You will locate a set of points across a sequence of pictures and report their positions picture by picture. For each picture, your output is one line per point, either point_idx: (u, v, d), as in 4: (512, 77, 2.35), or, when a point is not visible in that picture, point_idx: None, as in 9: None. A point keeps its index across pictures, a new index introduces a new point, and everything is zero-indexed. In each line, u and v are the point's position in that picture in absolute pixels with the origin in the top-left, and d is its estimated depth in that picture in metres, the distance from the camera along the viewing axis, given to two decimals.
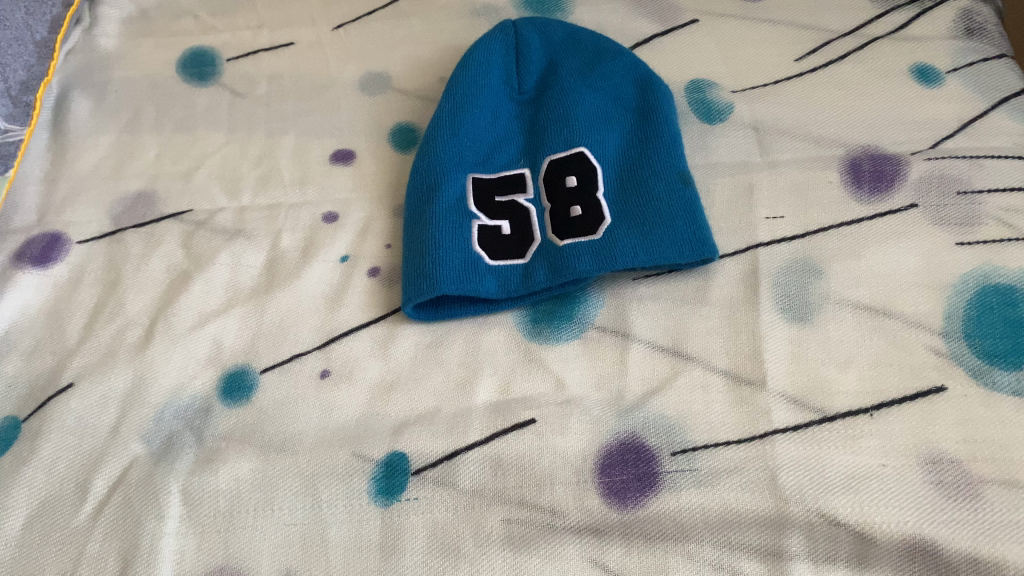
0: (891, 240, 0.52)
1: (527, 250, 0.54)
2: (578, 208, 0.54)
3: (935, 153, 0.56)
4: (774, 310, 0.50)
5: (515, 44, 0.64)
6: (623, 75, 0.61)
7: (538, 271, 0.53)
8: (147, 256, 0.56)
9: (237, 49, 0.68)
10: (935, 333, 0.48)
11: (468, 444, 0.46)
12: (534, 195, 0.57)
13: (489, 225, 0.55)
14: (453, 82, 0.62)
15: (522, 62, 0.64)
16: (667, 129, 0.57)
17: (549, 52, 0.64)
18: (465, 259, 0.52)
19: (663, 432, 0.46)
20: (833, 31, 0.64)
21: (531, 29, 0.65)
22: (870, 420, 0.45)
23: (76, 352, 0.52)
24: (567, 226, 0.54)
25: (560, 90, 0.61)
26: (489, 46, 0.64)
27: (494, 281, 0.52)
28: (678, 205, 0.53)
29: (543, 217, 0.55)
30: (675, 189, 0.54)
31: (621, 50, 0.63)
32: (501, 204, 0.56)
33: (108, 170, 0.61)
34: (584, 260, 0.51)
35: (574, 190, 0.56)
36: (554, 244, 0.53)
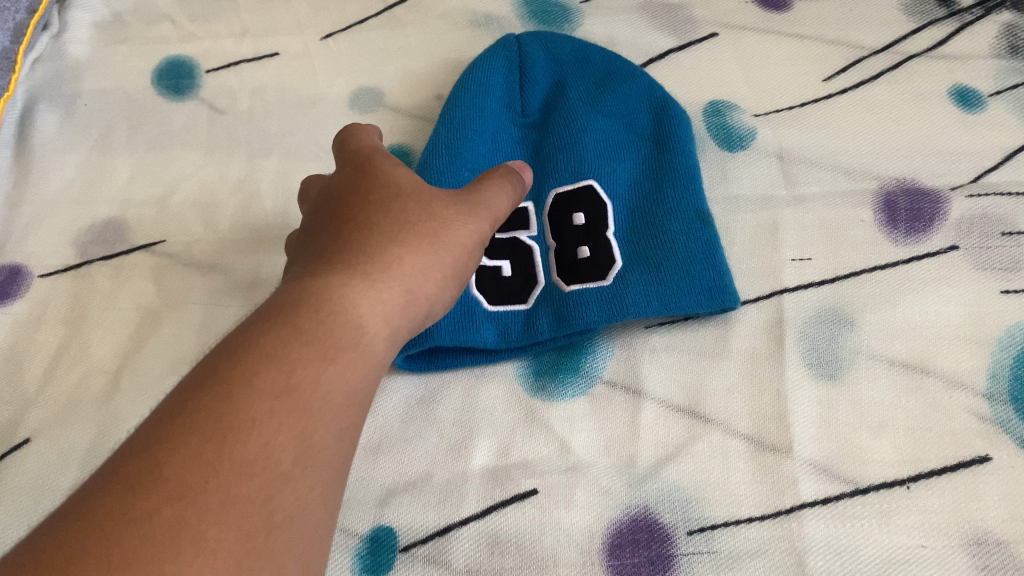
0: (928, 287, 0.48)
1: (530, 293, 0.50)
2: (586, 248, 0.50)
3: (977, 188, 0.51)
4: (801, 366, 0.46)
5: (517, 62, 0.59)
6: (636, 99, 0.56)
7: (542, 319, 0.49)
8: (116, 294, 0.52)
9: (218, 59, 0.62)
10: (979, 394, 0.44)
11: (462, 518, 0.42)
12: (538, 231, 0.52)
13: (488, 265, 0.50)
14: (450, 104, 0.56)
15: (526, 84, 0.58)
16: (686, 160, 0.53)
17: (555, 72, 0.59)
18: (462, 305, 0.49)
19: (679, 508, 0.42)
20: (865, 48, 0.58)
21: (536, 45, 0.59)
22: (907, 494, 0.42)
23: (35, 402, 0.48)
24: (574, 269, 0.50)
25: (568, 117, 0.56)
26: (490, 64, 0.58)
27: (492, 330, 0.48)
28: (696, 249, 0.49)
29: (548, 257, 0.51)
30: (693, 229, 0.49)
31: (633, 69, 0.57)
32: (501, 240, 0.51)
33: (75, 192, 0.56)
34: (592, 310, 0.47)
35: (581, 229, 0.51)
36: (559, 288, 0.49)
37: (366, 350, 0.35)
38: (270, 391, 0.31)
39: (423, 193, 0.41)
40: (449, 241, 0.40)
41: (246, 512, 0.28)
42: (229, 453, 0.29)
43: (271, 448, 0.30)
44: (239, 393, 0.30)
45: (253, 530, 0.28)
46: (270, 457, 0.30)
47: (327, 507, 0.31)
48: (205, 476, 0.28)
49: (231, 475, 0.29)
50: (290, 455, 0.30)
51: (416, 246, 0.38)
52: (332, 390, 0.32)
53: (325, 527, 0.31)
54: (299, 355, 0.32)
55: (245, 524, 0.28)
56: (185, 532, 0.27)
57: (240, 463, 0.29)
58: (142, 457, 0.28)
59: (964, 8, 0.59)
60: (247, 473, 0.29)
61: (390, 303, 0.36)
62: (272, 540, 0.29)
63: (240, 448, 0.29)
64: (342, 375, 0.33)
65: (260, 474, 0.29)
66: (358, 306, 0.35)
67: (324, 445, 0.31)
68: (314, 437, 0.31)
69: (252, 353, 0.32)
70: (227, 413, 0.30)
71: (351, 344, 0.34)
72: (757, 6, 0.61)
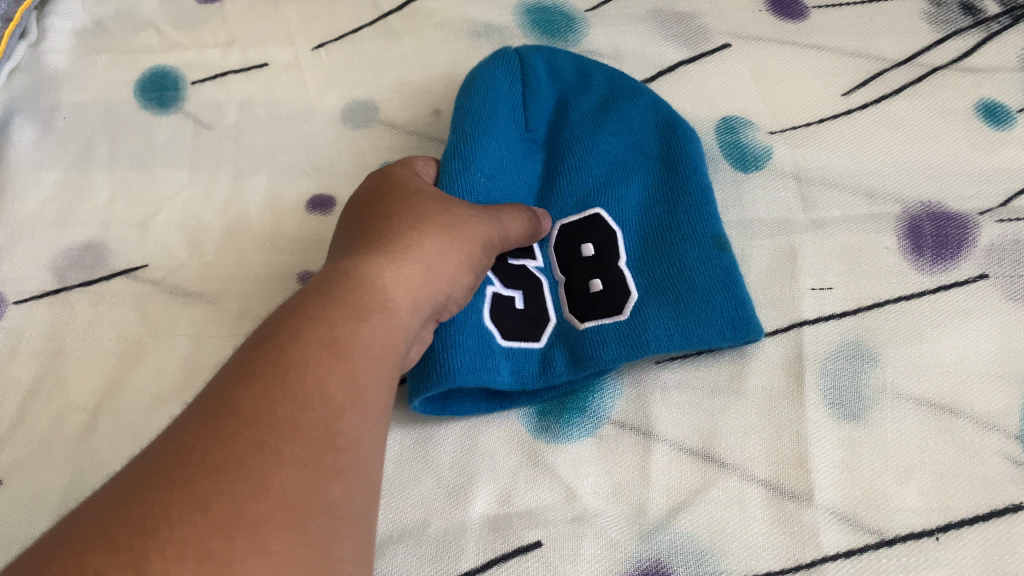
0: (957, 320, 0.45)
1: (542, 330, 0.47)
2: (598, 282, 0.47)
3: (1007, 212, 0.48)
4: (822, 405, 0.43)
5: (519, 72, 0.53)
6: (642, 118, 0.53)
7: (557, 359, 0.45)
8: (95, 323, 0.49)
9: (204, 70, 0.59)
10: (1011, 437, 0.42)
11: (461, 572, 0.39)
12: (545, 263, 0.49)
13: (503, 295, 0.46)
14: (455, 118, 0.50)
15: (529, 97, 0.53)
16: (699, 181, 0.50)
17: (556, 86, 0.54)
18: (481, 338, 0.43)
19: (692, 561, 0.39)
20: (886, 60, 0.55)
21: (538, 55, 0.53)
22: (936, 545, 0.39)
23: (7, 441, 0.45)
24: (588, 305, 0.47)
25: (574, 137, 0.52)
26: (491, 75, 0.52)
27: (509, 367, 0.44)
28: (716, 277, 0.46)
29: (557, 291, 0.48)
30: (712, 256, 0.47)
31: (637, 87, 0.54)
32: (512, 267, 0.47)
33: (53, 213, 0.53)
34: (611, 347, 0.44)
35: (591, 260, 0.48)
36: (573, 326, 0.46)
37: (395, 315, 0.35)
38: (315, 343, 0.32)
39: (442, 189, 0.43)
40: (465, 229, 0.41)
41: (311, 439, 0.30)
42: (288, 390, 0.30)
43: (325, 386, 0.31)
44: (287, 346, 0.32)
45: (322, 451, 0.30)
46: (324, 395, 0.31)
47: (378, 441, 0.33)
48: (271, 407, 0.30)
49: (294, 407, 0.30)
50: (342, 392, 0.32)
51: (435, 234, 0.39)
52: (372, 343, 0.34)
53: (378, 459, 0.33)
54: (336, 315, 0.34)
55: (314, 447, 0.30)
56: (265, 452, 0.28)
57: (300, 398, 0.30)
58: (211, 403, 0.30)
59: (991, 17, 0.56)
60: (309, 404, 0.30)
61: (414, 276, 0.37)
62: (338, 461, 0.30)
63: (297, 385, 0.31)
64: (376, 332, 0.34)
65: (320, 405, 0.31)
66: (387, 283, 0.36)
67: (370, 388, 0.33)
68: (361, 378, 0.33)
69: (293, 317, 0.33)
70: (281, 358, 0.31)
71: (381, 306, 0.35)
72: (772, 14, 0.58)
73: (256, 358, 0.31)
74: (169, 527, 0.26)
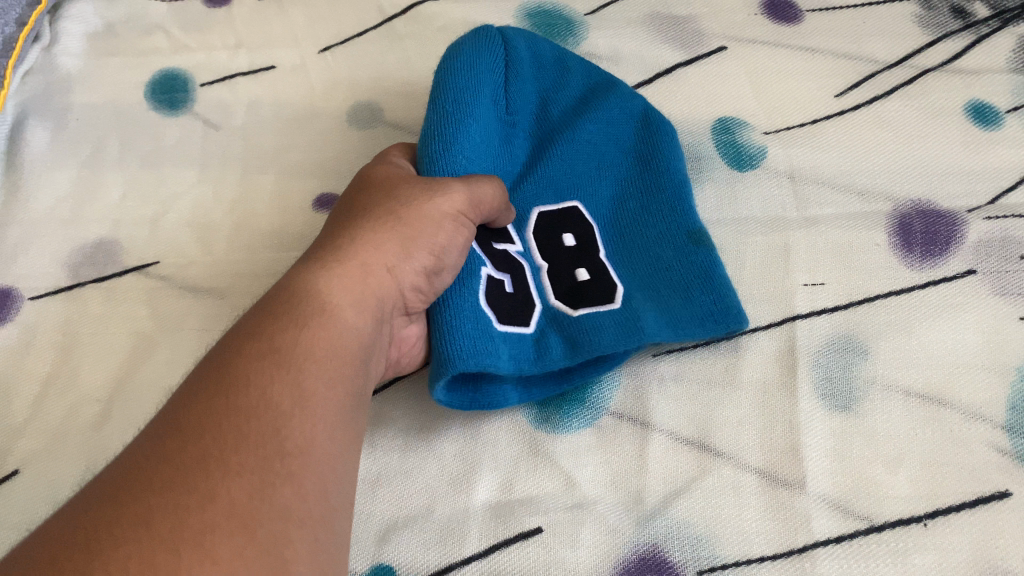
0: (945, 314, 0.46)
1: (530, 316, 0.46)
2: (584, 272, 0.48)
3: (995, 210, 0.49)
4: (814, 396, 0.44)
5: (503, 55, 0.48)
6: (622, 113, 0.53)
7: (551, 345, 0.45)
8: (107, 318, 0.50)
9: (212, 71, 0.61)
10: (998, 427, 0.43)
11: (464, 557, 0.40)
12: (524, 248, 0.48)
13: (495, 279, 0.45)
14: (435, 94, 0.46)
15: (512, 80, 0.49)
16: (674, 176, 0.51)
17: (535, 69, 0.51)
18: (478, 321, 0.42)
19: (688, 546, 0.40)
20: (878, 62, 0.56)
21: (521, 40, 0.50)
22: (924, 531, 0.40)
23: (23, 432, 0.46)
24: (577, 294, 0.47)
25: (554, 130, 0.52)
26: (475, 56, 0.47)
27: (507, 351, 0.43)
28: (693, 274, 0.48)
29: (539, 277, 0.48)
30: (688, 253, 0.49)
31: (613, 82, 0.53)
32: (499, 252, 0.47)
33: (66, 211, 0.55)
34: (607, 334, 0.44)
35: (574, 250, 0.49)
36: (564, 313, 0.46)
37: (339, 320, 0.36)
38: (255, 356, 0.33)
39: (399, 182, 0.43)
40: (414, 217, 0.40)
41: (256, 445, 0.31)
42: (230, 403, 0.32)
43: (268, 394, 0.32)
44: (231, 364, 0.33)
45: (269, 457, 0.30)
46: (268, 402, 0.32)
47: (337, 440, 0.33)
48: (215, 423, 0.31)
49: (236, 418, 0.31)
50: (288, 397, 0.33)
51: (375, 230, 0.40)
52: (313, 344, 0.35)
53: (340, 458, 0.33)
54: (277, 328, 0.35)
55: (260, 453, 0.30)
56: (209, 464, 0.30)
57: (243, 409, 0.31)
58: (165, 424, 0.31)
59: (981, 20, 0.57)
60: (252, 414, 0.31)
61: (355, 281, 0.38)
62: (287, 465, 0.31)
63: (240, 398, 0.32)
64: (317, 337, 0.35)
65: (265, 414, 0.32)
66: (325, 285, 0.37)
67: (320, 390, 0.34)
68: (307, 382, 0.33)
69: (242, 336, 0.35)
70: (225, 375, 0.33)
71: (320, 312, 0.36)
72: (768, 18, 0.59)
73: (207, 377, 0.33)
74: (113, 544, 0.27)
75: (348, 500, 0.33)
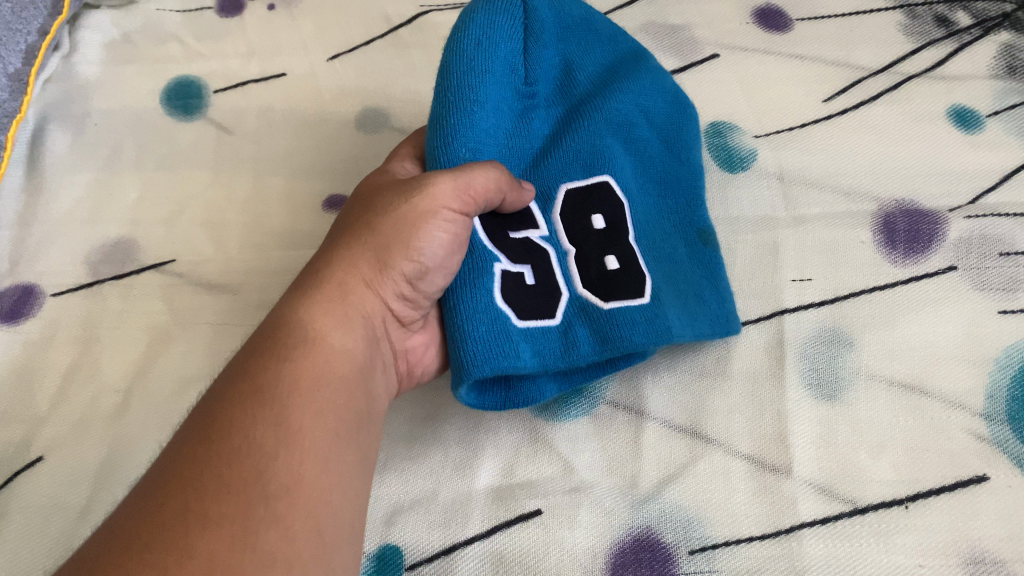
0: (927, 307, 0.48)
1: (556, 306, 0.45)
2: (613, 259, 0.47)
3: (975, 209, 0.52)
4: (801, 384, 0.47)
5: (522, 18, 0.48)
6: (646, 93, 0.54)
7: (580, 338, 0.44)
8: (126, 313, 0.52)
9: (225, 79, 0.63)
10: (976, 415, 0.45)
11: (467, 537, 0.42)
12: (549, 232, 0.47)
13: (512, 272, 0.44)
14: (443, 70, 0.44)
15: (531, 46, 0.48)
16: (691, 171, 0.53)
17: (557, 38, 0.51)
18: (495, 321, 0.42)
19: (680, 527, 0.42)
20: (864, 68, 0.59)
21: (544, 5, 0.49)
22: (905, 513, 0.42)
23: (46, 421, 0.48)
24: (608, 283, 0.46)
25: (580, 102, 0.51)
26: (493, 17, 0.46)
27: (529, 348, 0.42)
28: (700, 274, 0.50)
29: (567, 263, 0.47)
30: (697, 253, 0.51)
31: (643, 63, 0.55)
32: (517, 241, 0.46)
33: (86, 212, 0.57)
34: (636, 330, 0.44)
35: (602, 235, 0.47)
36: (595, 303, 0.45)
37: (319, 349, 0.37)
38: (236, 397, 0.35)
39: (382, 195, 0.43)
40: (389, 233, 0.40)
41: (241, 487, 0.32)
42: (214, 448, 0.33)
43: (251, 435, 0.34)
44: (215, 409, 0.35)
45: (250, 502, 0.32)
46: (252, 443, 0.33)
47: (326, 473, 0.34)
48: (199, 472, 0.32)
49: (220, 464, 0.32)
50: (271, 438, 0.34)
51: (352, 257, 0.41)
52: (295, 378, 0.36)
53: (330, 492, 0.34)
54: (259, 365, 0.36)
55: (241, 498, 0.32)
56: (190, 515, 0.31)
57: (226, 454, 0.33)
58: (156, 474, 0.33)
59: (963, 29, 0.60)
60: (235, 459, 0.33)
61: (333, 312, 0.39)
62: (273, 506, 0.32)
63: (223, 443, 0.33)
64: (297, 368, 0.36)
65: (248, 457, 0.33)
66: (308, 314, 0.39)
67: (305, 424, 0.35)
68: (291, 417, 0.34)
69: (226, 378, 0.36)
70: (210, 422, 0.34)
71: (300, 343, 0.37)
72: (759, 26, 0.62)
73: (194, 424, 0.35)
74: None
75: (342, 530, 0.34)
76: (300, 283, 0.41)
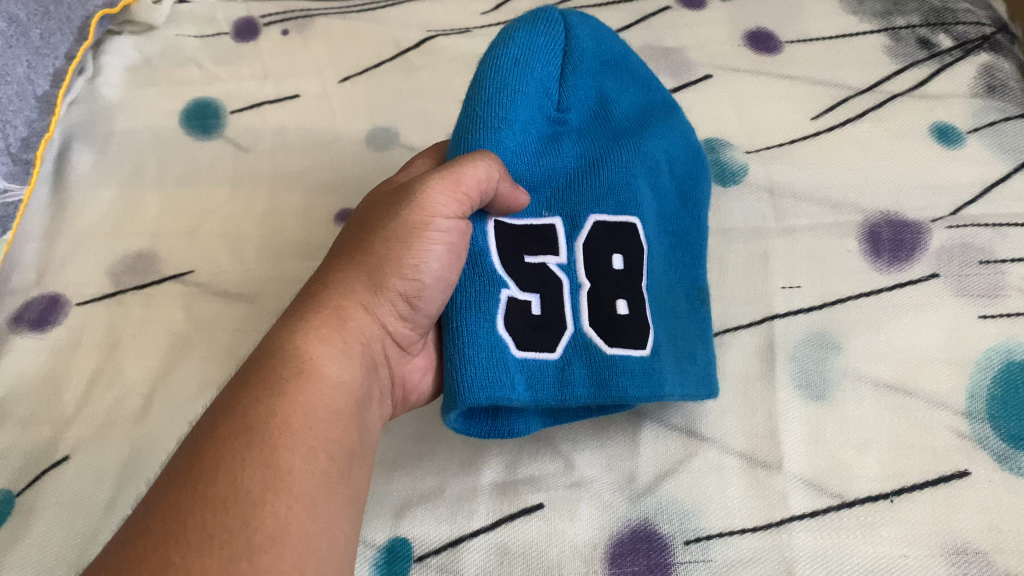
0: (910, 312, 0.51)
1: (558, 341, 0.46)
2: (624, 303, 0.48)
3: (956, 220, 0.54)
4: (791, 386, 0.49)
5: (563, 44, 0.50)
6: (678, 140, 0.55)
7: (576, 376, 0.45)
8: (148, 321, 0.55)
9: (242, 100, 0.66)
10: (958, 414, 0.47)
11: (472, 530, 0.45)
12: (567, 261, 0.48)
13: (519, 300, 0.45)
14: (478, 79, 0.47)
15: (568, 74, 0.50)
16: (694, 226, 0.54)
17: (596, 69, 0.53)
18: (492, 353, 0.43)
19: (676, 520, 0.44)
20: (850, 88, 0.62)
21: (586, 36, 0.51)
22: (890, 506, 0.44)
23: (73, 423, 0.51)
24: (614, 329, 0.47)
25: (615, 136, 0.52)
26: (535, 36, 0.49)
27: (523, 382, 0.44)
28: (694, 326, 0.50)
29: (578, 298, 0.47)
30: (693, 309, 0.51)
31: (677, 113, 0.57)
32: (530, 266, 0.47)
33: (109, 225, 0.60)
34: (631, 382, 0.45)
35: (619, 275, 0.48)
36: (601, 348, 0.46)
37: (313, 384, 0.38)
38: (227, 437, 0.35)
39: (375, 218, 0.44)
40: (383, 250, 0.42)
41: (224, 537, 0.32)
42: (199, 494, 0.33)
43: (237, 479, 0.34)
44: (203, 449, 0.35)
45: (234, 554, 0.32)
46: (239, 488, 0.34)
47: (315, 520, 0.35)
48: (181, 520, 0.33)
49: (205, 512, 0.33)
50: (259, 483, 0.34)
51: (351, 282, 0.42)
52: (287, 419, 0.36)
53: (319, 539, 0.34)
54: (251, 400, 0.37)
55: (225, 549, 0.32)
56: (170, 570, 0.31)
57: (212, 501, 0.33)
58: (140, 518, 0.33)
59: (944, 50, 0.62)
60: (219, 507, 0.33)
61: (328, 336, 0.40)
62: (256, 557, 0.32)
63: (208, 488, 0.34)
64: (293, 405, 0.37)
65: (233, 504, 0.33)
66: (305, 342, 0.40)
67: (296, 469, 0.35)
68: (282, 460, 0.35)
69: (217, 413, 0.37)
70: (197, 463, 0.35)
71: (294, 376, 0.38)
72: (751, 49, 0.65)
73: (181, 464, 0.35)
74: None
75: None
76: (296, 310, 0.42)
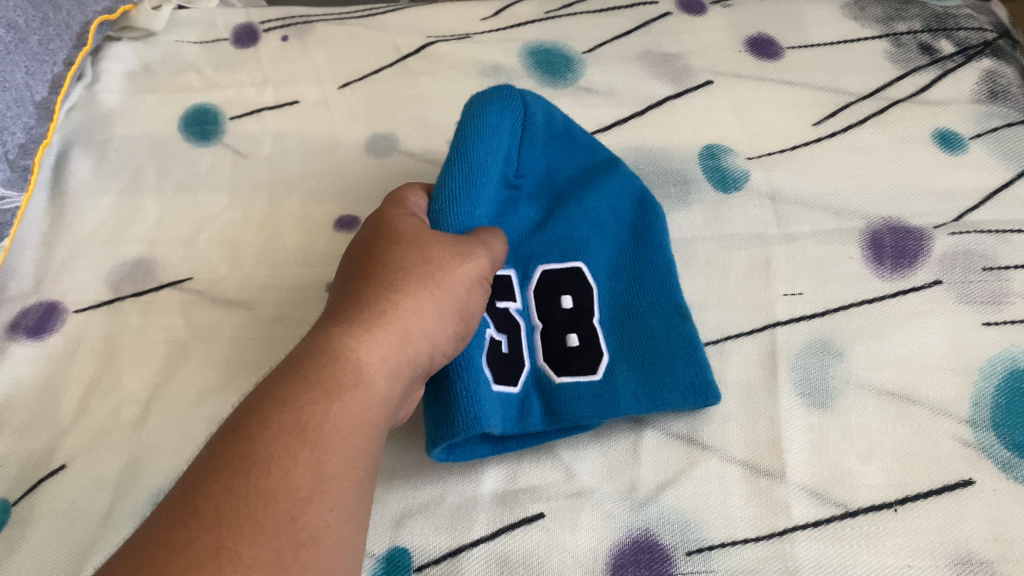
0: (913, 320, 0.50)
1: (517, 376, 0.48)
2: (576, 337, 0.49)
3: (959, 226, 0.54)
4: (793, 394, 0.48)
5: (522, 119, 0.50)
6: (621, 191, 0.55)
7: (532, 408, 0.47)
8: (147, 328, 0.55)
9: (241, 106, 0.66)
10: (962, 421, 0.47)
11: (473, 540, 0.44)
12: (523, 304, 0.50)
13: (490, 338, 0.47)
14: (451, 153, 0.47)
15: (525, 145, 0.51)
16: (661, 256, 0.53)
17: (546, 141, 0.53)
18: (473, 383, 0.44)
19: (678, 529, 0.44)
20: (852, 94, 0.61)
21: (541, 108, 0.52)
22: (895, 515, 0.44)
23: (70, 431, 0.50)
24: (564, 359, 0.49)
25: (559, 199, 0.54)
26: (502, 111, 0.48)
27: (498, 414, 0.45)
28: (672, 345, 0.49)
29: (532, 336, 0.49)
30: (673, 324, 0.50)
31: (618, 163, 0.56)
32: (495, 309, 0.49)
33: (108, 232, 0.60)
34: (584, 405, 0.47)
35: (570, 313, 0.50)
36: (549, 379, 0.48)
37: (366, 392, 0.38)
38: (282, 430, 0.35)
39: (430, 236, 0.44)
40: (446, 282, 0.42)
41: (276, 530, 0.32)
42: (255, 485, 0.33)
43: (288, 477, 0.34)
44: (256, 437, 0.35)
45: (283, 550, 0.32)
46: (290, 484, 0.34)
47: (348, 528, 0.35)
48: (235, 508, 0.32)
49: (259, 503, 0.33)
50: (308, 482, 0.34)
51: (412, 291, 0.41)
52: (337, 425, 0.36)
53: (347, 546, 0.34)
54: (304, 398, 0.36)
55: (275, 544, 0.32)
56: (224, 553, 0.31)
57: (266, 493, 0.33)
58: (185, 496, 0.33)
59: (946, 56, 0.62)
60: (272, 500, 0.33)
61: (388, 345, 0.39)
62: (302, 557, 0.32)
63: (265, 479, 0.33)
64: (347, 411, 0.37)
65: (283, 501, 0.33)
66: (364, 352, 0.38)
67: (337, 475, 0.35)
68: (328, 465, 0.35)
69: (265, 403, 0.36)
70: (250, 451, 0.34)
71: (352, 384, 0.37)
72: (752, 55, 0.65)
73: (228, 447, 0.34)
74: None
75: None
76: (346, 309, 0.40)
